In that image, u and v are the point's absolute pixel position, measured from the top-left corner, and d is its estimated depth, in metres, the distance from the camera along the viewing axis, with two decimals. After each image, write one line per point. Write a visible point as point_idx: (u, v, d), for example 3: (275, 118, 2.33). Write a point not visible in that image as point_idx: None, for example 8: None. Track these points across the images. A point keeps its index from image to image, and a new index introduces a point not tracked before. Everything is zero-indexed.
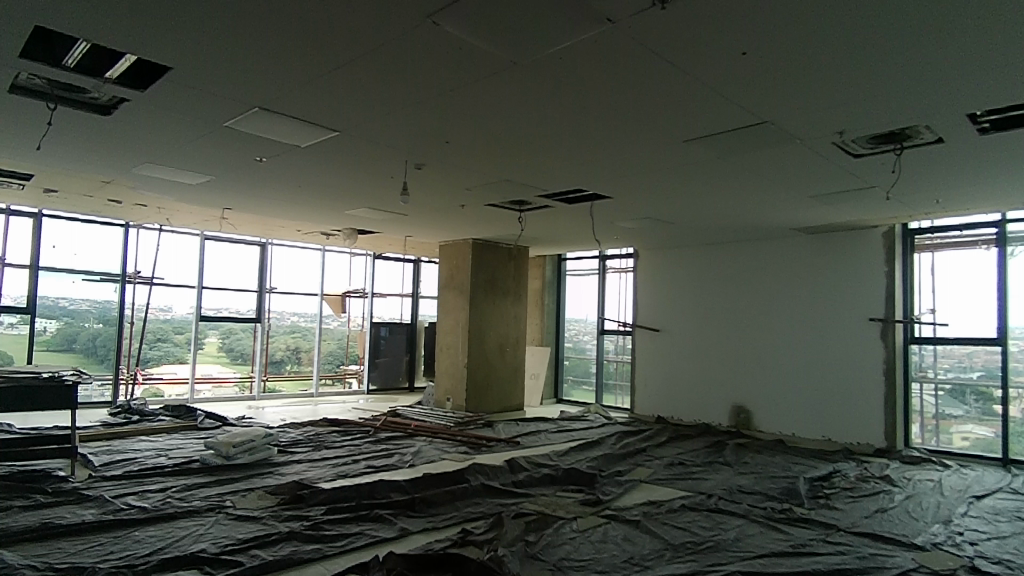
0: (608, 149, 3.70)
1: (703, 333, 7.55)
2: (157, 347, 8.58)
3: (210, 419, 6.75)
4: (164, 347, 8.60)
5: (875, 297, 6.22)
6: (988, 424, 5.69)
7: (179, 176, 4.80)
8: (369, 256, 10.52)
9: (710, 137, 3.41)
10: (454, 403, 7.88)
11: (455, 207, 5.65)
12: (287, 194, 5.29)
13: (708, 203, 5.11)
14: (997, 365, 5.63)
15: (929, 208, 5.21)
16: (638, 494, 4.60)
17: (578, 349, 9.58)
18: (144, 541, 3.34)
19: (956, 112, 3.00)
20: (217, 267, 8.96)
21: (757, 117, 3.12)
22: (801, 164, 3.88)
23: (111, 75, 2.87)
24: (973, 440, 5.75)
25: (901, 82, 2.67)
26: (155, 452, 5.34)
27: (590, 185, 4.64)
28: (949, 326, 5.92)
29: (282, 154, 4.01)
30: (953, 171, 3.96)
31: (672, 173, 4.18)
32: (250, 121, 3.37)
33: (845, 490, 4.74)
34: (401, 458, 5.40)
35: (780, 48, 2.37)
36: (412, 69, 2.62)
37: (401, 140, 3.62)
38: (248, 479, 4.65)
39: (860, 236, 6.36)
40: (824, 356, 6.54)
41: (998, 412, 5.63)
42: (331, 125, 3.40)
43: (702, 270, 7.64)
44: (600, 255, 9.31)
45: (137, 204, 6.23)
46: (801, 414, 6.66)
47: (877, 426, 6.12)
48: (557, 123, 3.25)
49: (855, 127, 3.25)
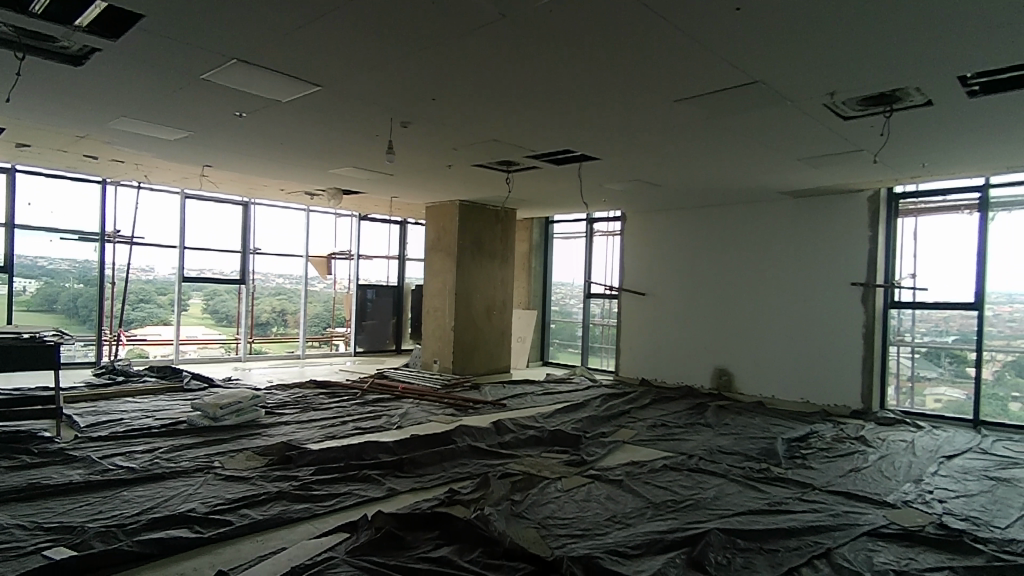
0: (597, 109, 3.64)
1: (688, 296, 7.62)
2: (141, 308, 8.55)
3: (195, 381, 6.74)
4: (147, 308, 8.57)
5: (858, 262, 6.29)
6: (961, 385, 5.86)
7: (156, 132, 4.65)
8: (355, 218, 10.39)
9: (701, 98, 3.35)
10: (441, 365, 7.93)
11: (442, 168, 5.56)
12: (270, 151, 5.15)
13: (697, 166, 5.07)
14: (972, 329, 5.77)
15: (916, 172, 5.23)
16: (621, 454, 4.71)
17: (565, 312, 9.64)
18: (133, 501, 3.37)
19: (948, 75, 2.97)
20: (199, 227, 8.79)
21: (749, 79, 3.07)
22: (791, 127, 3.85)
23: (81, 24, 2.74)
24: (945, 402, 5.94)
25: (895, 43, 2.63)
26: (141, 413, 5.34)
27: (578, 146, 4.58)
28: (929, 291, 6.02)
29: (263, 111, 3.89)
30: (942, 135, 3.96)
31: (662, 135, 4.13)
32: (229, 75, 3.25)
33: (821, 450, 4.88)
34: (388, 420, 5.45)
35: (775, 5, 2.31)
36: (397, 22, 2.53)
37: (386, 97, 3.52)
38: (236, 440, 4.68)
39: (845, 200, 6.38)
40: (806, 320, 6.64)
41: (970, 375, 5.79)
42: (315, 80, 3.29)
43: (689, 233, 7.65)
44: (587, 218, 9.26)
45: (114, 160, 6.04)
46: (781, 377, 6.80)
47: (855, 389, 6.27)
48: (546, 80, 3.17)
49: (846, 90, 3.22)
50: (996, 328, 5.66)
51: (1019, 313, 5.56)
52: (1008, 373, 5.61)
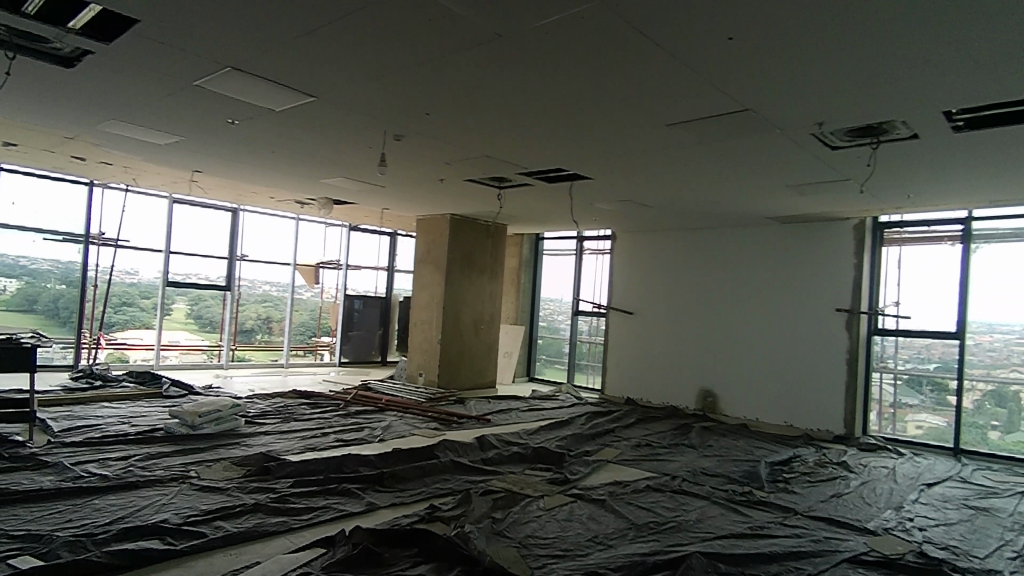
0: (589, 129, 3.67)
1: (675, 316, 7.65)
2: (122, 311, 8.37)
3: (175, 387, 6.64)
4: (130, 311, 8.40)
5: (843, 288, 6.36)
6: (941, 413, 5.90)
7: (146, 136, 4.62)
8: (344, 227, 10.35)
9: (691, 122, 3.40)
10: (427, 379, 7.88)
11: (434, 181, 5.57)
12: (261, 159, 5.13)
13: (686, 188, 5.12)
14: (953, 358, 5.83)
15: (901, 202, 5.32)
16: (604, 473, 4.69)
17: (552, 328, 9.64)
18: (104, 510, 3.28)
19: (933, 109, 3.03)
20: (186, 231, 8.70)
21: (740, 106, 3.12)
22: (781, 154, 3.91)
23: (73, 26, 2.71)
24: (926, 429, 5.99)
25: (881, 76, 2.69)
26: (118, 419, 5.23)
27: (570, 165, 4.61)
28: (912, 319, 6.09)
29: (255, 118, 3.88)
30: (926, 167, 4.03)
31: (653, 156, 4.17)
32: (223, 82, 3.25)
33: (804, 475, 4.89)
34: (370, 432, 5.39)
35: (767, 35, 2.35)
36: (393, 35, 2.54)
37: (379, 109, 3.52)
38: (214, 450, 4.59)
39: (832, 227, 6.47)
40: (791, 343, 6.69)
41: (951, 403, 5.84)
42: (310, 91, 3.29)
43: (677, 254, 7.70)
44: (577, 236, 9.30)
45: (102, 162, 5.99)
46: (765, 399, 6.83)
47: (838, 414, 6.30)
48: (541, 100, 3.21)
49: (834, 120, 3.27)
50: (976, 357, 5.74)
51: (999, 343, 5.65)
52: (988, 402, 5.68)
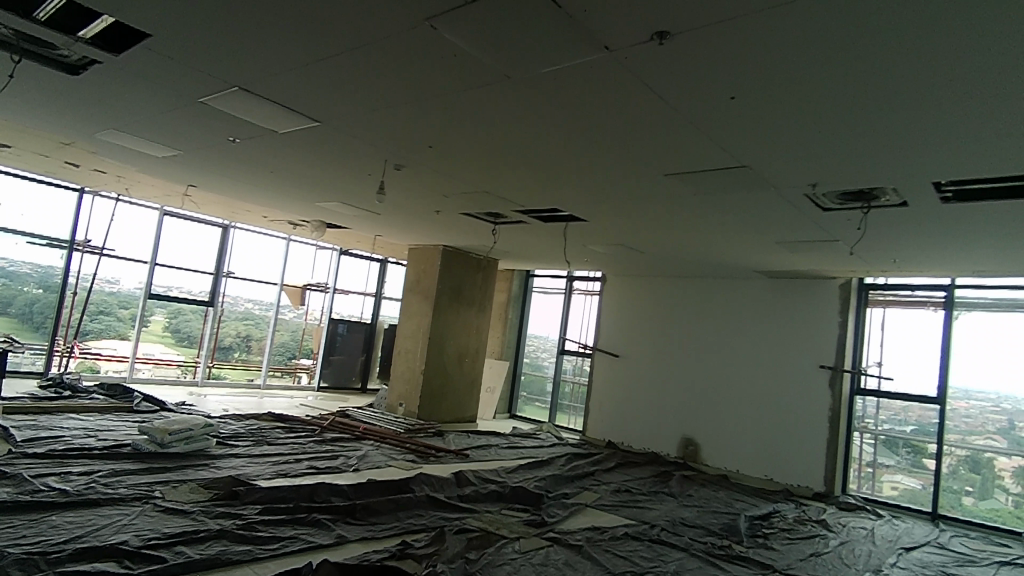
0: (586, 173, 3.73)
1: (660, 362, 7.65)
2: (99, 320, 8.21)
3: (147, 402, 6.46)
4: (107, 320, 8.23)
5: (827, 345, 6.42)
6: (918, 476, 5.89)
7: (144, 147, 4.61)
8: (335, 251, 10.31)
9: (688, 174, 3.46)
10: (406, 409, 7.74)
11: (430, 212, 5.60)
12: (258, 178, 5.12)
13: (678, 237, 5.20)
14: (930, 422, 5.87)
15: (887, 266, 5.41)
16: (582, 518, 4.59)
17: (536, 366, 9.59)
18: (61, 527, 3.14)
19: (924, 178, 3.12)
20: (174, 245, 8.62)
21: (738, 162, 3.19)
22: (774, 212, 3.98)
23: (84, 34, 2.72)
24: (901, 490, 5.97)
25: (875, 143, 2.77)
26: (84, 432, 5.05)
27: (565, 206, 4.66)
28: (894, 380, 6.13)
29: (257, 138, 3.89)
30: (912, 234, 4.13)
31: (648, 204, 4.23)
32: (228, 101, 3.27)
33: (783, 531, 4.83)
34: (345, 461, 5.25)
35: (767, 97, 2.43)
36: (403, 69, 2.58)
37: (382, 138, 3.55)
38: (182, 470, 4.44)
39: (818, 285, 6.57)
40: (773, 397, 6.70)
41: (928, 466, 5.83)
42: (316, 116, 3.32)
43: (665, 301, 7.75)
44: (568, 275, 9.33)
45: (96, 170, 5.94)
46: (746, 451, 6.79)
47: (818, 470, 6.27)
48: (545, 142, 3.26)
49: (828, 183, 3.35)
50: (954, 422, 5.77)
51: (975, 410, 5.70)
52: (962, 468, 5.69)
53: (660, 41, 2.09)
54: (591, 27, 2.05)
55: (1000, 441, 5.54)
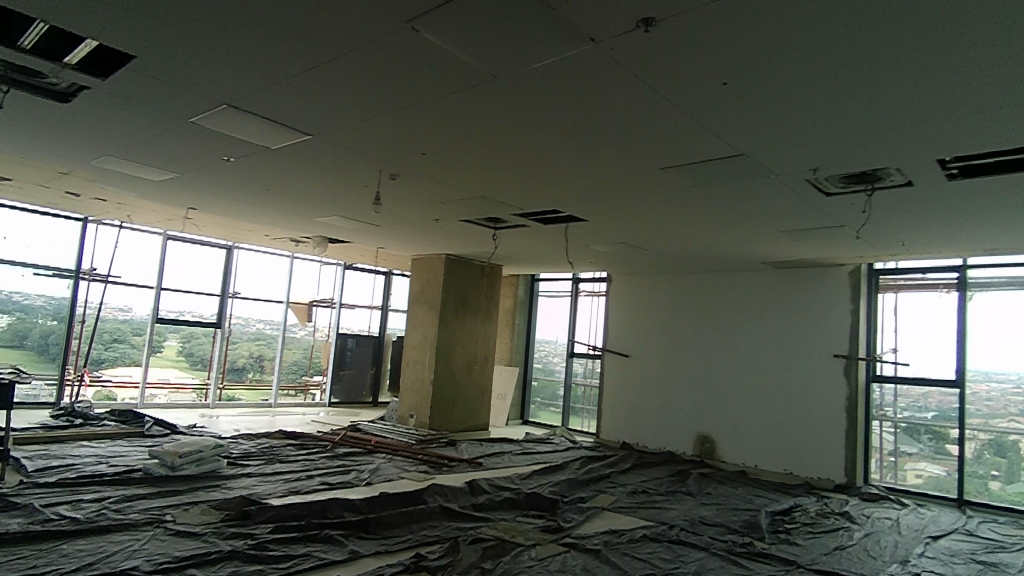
0: (583, 171, 3.68)
1: (670, 360, 7.56)
2: (113, 348, 8.23)
3: (158, 426, 6.46)
4: (120, 348, 8.25)
5: (840, 334, 6.32)
6: (941, 462, 5.77)
7: (142, 172, 4.62)
8: (339, 266, 10.30)
9: (686, 166, 3.41)
10: (418, 420, 7.69)
11: (429, 220, 5.57)
12: (256, 196, 5.12)
13: (681, 231, 5.13)
14: (951, 407, 5.73)
15: (896, 249, 5.31)
16: (599, 521, 4.51)
17: (547, 370, 9.53)
18: (72, 556, 3.11)
19: (928, 156, 3.05)
20: (179, 268, 8.64)
21: (736, 150, 3.13)
22: (777, 200, 3.91)
23: (70, 61, 2.72)
24: (926, 478, 5.84)
25: (875, 122, 2.71)
26: (95, 459, 5.04)
27: (564, 206, 4.62)
28: (911, 365, 6.01)
29: (250, 156, 3.88)
30: (921, 214, 4.04)
31: (646, 200, 4.18)
32: (219, 120, 3.26)
33: (805, 525, 4.72)
34: (357, 476, 5.21)
35: (760, 80, 2.38)
36: (388, 75, 2.56)
37: (375, 148, 3.53)
38: (193, 492, 4.42)
39: (827, 273, 6.47)
40: (789, 388, 6.59)
41: (952, 452, 5.70)
42: (307, 130, 3.30)
43: (672, 299, 7.67)
44: (573, 277, 9.27)
45: (97, 198, 5.98)
46: (763, 445, 6.68)
47: (838, 462, 6.15)
48: (538, 142, 3.23)
49: (830, 166, 3.29)
50: (974, 406, 5.63)
51: (996, 392, 5.57)
52: (987, 452, 5.55)
53: (646, 30, 2.05)
54: (575, 19, 2.02)
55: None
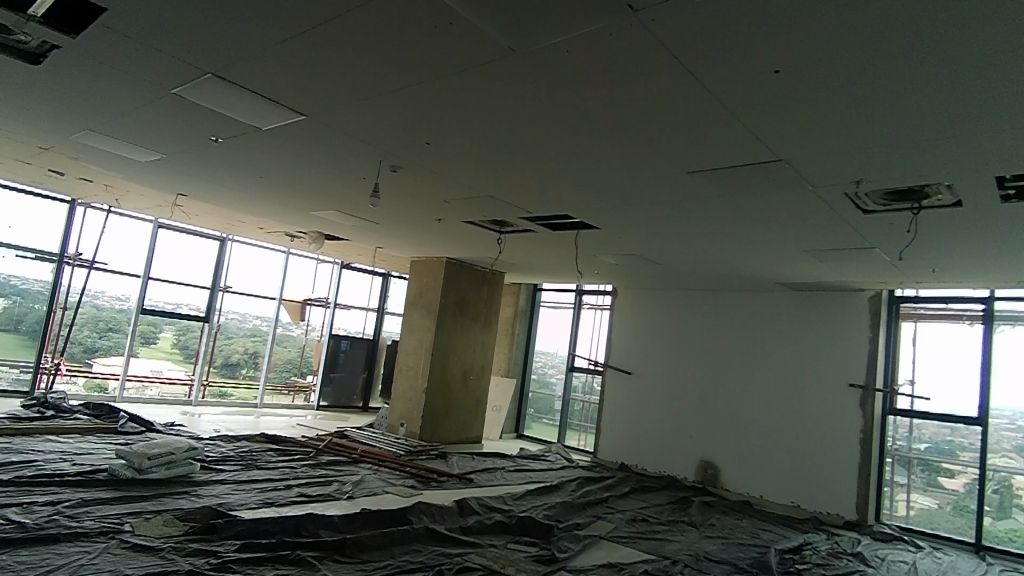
0: (600, 171, 3.38)
1: (675, 380, 7.24)
2: (108, 337, 7.97)
3: (132, 423, 6.11)
4: (116, 337, 7.97)
5: (856, 363, 6.01)
6: (932, 494, 5.55)
7: (126, 150, 4.31)
8: (336, 265, 9.99)
9: (714, 172, 3.11)
10: (408, 430, 7.35)
11: (430, 220, 5.27)
12: (248, 184, 4.81)
13: (698, 245, 4.82)
14: (944, 440, 5.55)
15: (924, 276, 5.01)
16: (596, 552, 4.17)
17: (544, 383, 9.21)
18: (8, 569, 2.77)
19: (987, 173, 2.75)
20: (169, 258, 8.29)
21: (775, 155, 2.83)
22: (809, 215, 3.61)
23: (36, 13, 2.42)
24: (915, 510, 5.63)
25: (938, 128, 2.41)
26: (59, 456, 4.70)
27: (576, 211, 4.32)
28: (932, 400, 5.66)
29: (240, 137, 3.58)
30: (962, 238, 3.73)
31: (666, 208, 3.88)
32: (204, 93, 2.96)
33: (818, 567, 4.38)
34: (339, 488, 4.86)
35: (818, 69, 2.08)
36: (391, 45, 2.26)
37: (375, 135, 3.23)
38: (159, 499, 4.07)
39: (846, 298, 6.16)
40: (800, 417, 6.27)
41: (943, 485, 5.50)
42: (302, 109, 3.00)
43: (679, 316, 7.37)
44: (576, 289, 8.96)
45: (82, 178, 5.66)
46: (770, 475, 6.35)
47: (849, 497, 5.82)
48: (556, 134, 2.93)
49: (875, 179, 2.99)
50: (966, 440, 5.44)
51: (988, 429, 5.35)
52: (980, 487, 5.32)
53: None
54: None
55: (1017, 460, 5.20)
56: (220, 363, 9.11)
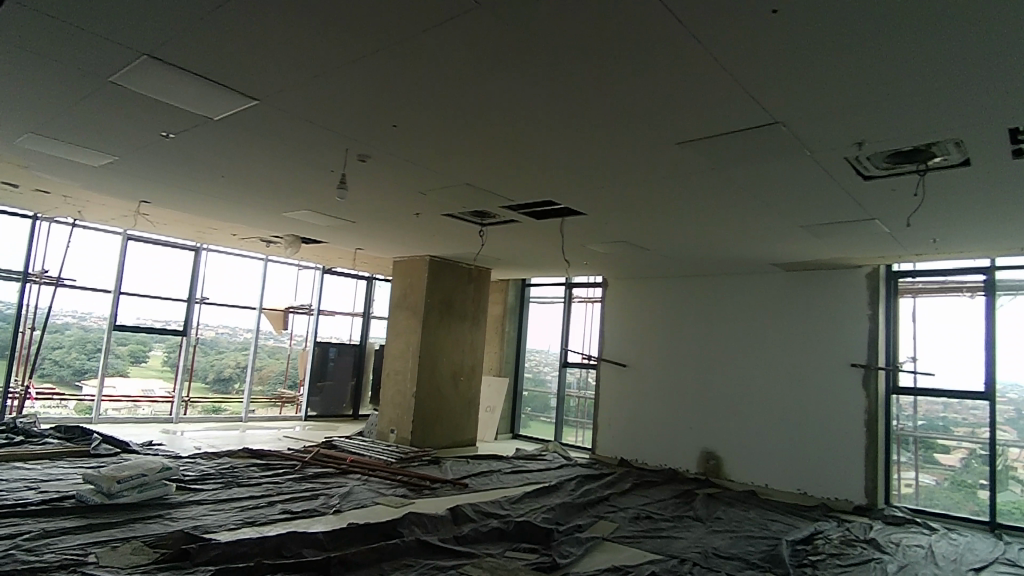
0: (583, 147, 3.14)
1: (672, 370, 7.02)
2: (97, 359, 7.64)
3: (106, 445, 5.80)
4: (106, 359, 7.68)
5: (856, 342, 5.82)
6: (930, 471, 5.46)
7: (75, 154, 4.01)
8: (318, 270, 9.70)
9: (706, 140, 2.87)
10: (398, 436, 7.08)
11: (408, 215, 5.01)
12: (212, 184, 4.53)
13: (690, 226, 4.60)
14: (937, 416, 5.46)
15: (924, 248, 4.82)
16: (600, 555, 3.93)
17: (538, 380, 8.96)
18: None
19: (1000, 125, 2.54)
20: (140, 271, 7.95)
21: (771, 116, 2.60)
22: (807, 185, 3.39)
23: None
24: (914, 489, 5.55)
25: (952, 74, 2.19)
26: (23, 484, 4.39)
27: (560, 195, 4.08)
28: (937, 376, 5.48)
29: (193, 130, 3.30)
30: (968, 203, 3.53)
31: (655, 185, 3.65)
32: (145, 79, 2.68)
33: (833, 557, 4.17)
34: (325, 502, 4.60)
35: (821, 9, 1.85)
36: (341, 4, 2.00)
37: (337, 118, 2.97)
38: (129, 525, 3.79)
39: (842, 276, 5.97)
40: (802, 401, 6.07)
41: (940, 461, 5.41)
42: (254, 91, 2.73)
43: (672, 304, 7.15)
44: (566, 282, 8.74)
45: (38, 189, 5.35)
46: (774, 463, 6.15)
47: (858, 482, 5.63)
48: (533, 105, 2.69)
49: (878, 139, 2.77)
50: (961, 415, 5.35)
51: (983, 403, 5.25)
52: (974, 461, 5.25)
53: None
54: None
55: (1011, 433, 5.12)
56: (212, 379, 8.84)
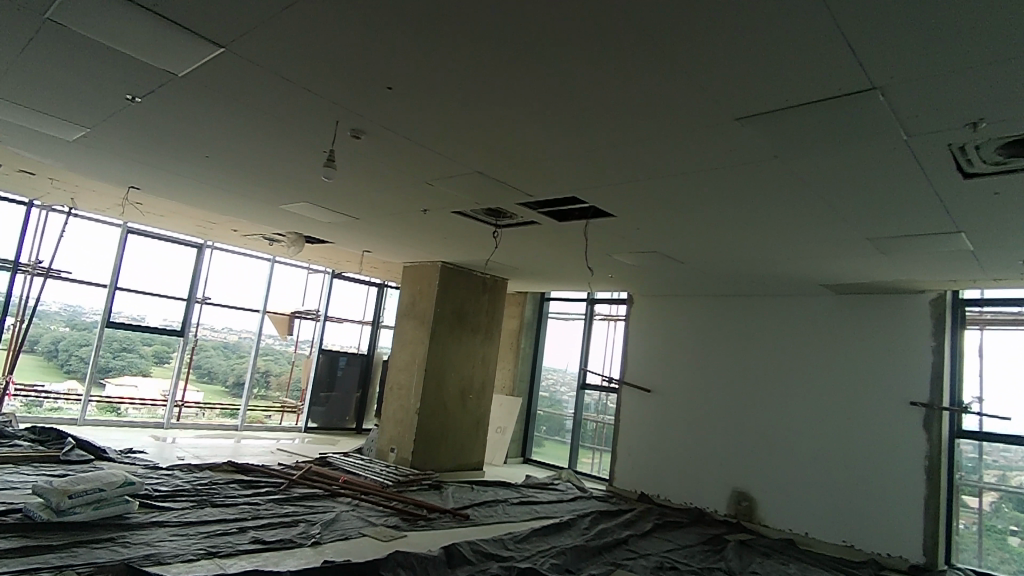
0: (617, 123, 2.59)
1: (702, 398, 6.37)
2: (121, 356, 7.50)
3: (79, 450, 5.33)
4: (129, 357, 7.54)
5: (917, 377, 5.12)
6: (960, 515, 4.88)
7: (43, 124, 3.58)
8: (327, 274, 9.26)
9: (774, 114, 2.30)
10: (398, 456, 6.53)
11: (415, 211, 4.50)
12: (198, 166, 4.07)
13: (733, 234, 4.01)
14: (967, 457, 4.92)
15: (1007, 272, 4.15)
16: None
17: (553, 401, 8.34)
18: None
19: None
20: (138, 266, 7.54)
21: (866, 81, 2.01)
22: (888, 181, 2.78)
23: None
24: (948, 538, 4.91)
25: None
26: None
27: (587, 190, 3.52)
28: (1012, 421, 4.74)
29: (161, 92, 2.84)
30: None
31: (699, 178, 3.07)
32: (89, 18, 2.23)
33: None
34: (304, 530, 4.05)
35: None
36: None
37: (321, 76, 2.47)
38: (72, 549, 3.28)
39: (902, 302, 5.29)
40: (851, 441, 5.37)
41: (969, 504, 4.85)
42: (220, 36, 2.25)
43: (704, 326, 6.52)
44: (588, 298, 8.16)
45: (22, 170, 4.97)
46: (816, 509, 5.43)
47: (915, 538, 4.89)
48: (557, 63, 2.15)
49: (999, 119, 2.16)
50: (991, 457, 4.79)
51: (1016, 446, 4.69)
52: (1006, 505, 4.68)
53: None
54: None
55: None
56: (232, 383, 8.55)
